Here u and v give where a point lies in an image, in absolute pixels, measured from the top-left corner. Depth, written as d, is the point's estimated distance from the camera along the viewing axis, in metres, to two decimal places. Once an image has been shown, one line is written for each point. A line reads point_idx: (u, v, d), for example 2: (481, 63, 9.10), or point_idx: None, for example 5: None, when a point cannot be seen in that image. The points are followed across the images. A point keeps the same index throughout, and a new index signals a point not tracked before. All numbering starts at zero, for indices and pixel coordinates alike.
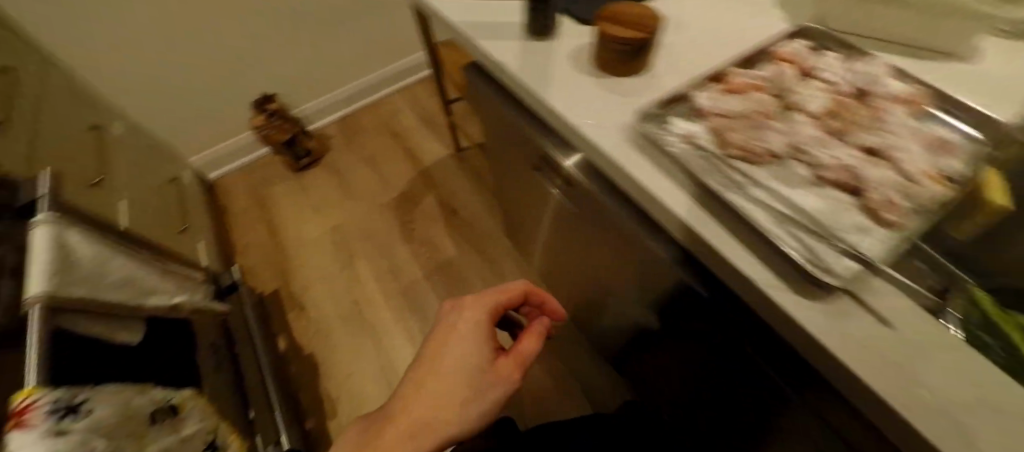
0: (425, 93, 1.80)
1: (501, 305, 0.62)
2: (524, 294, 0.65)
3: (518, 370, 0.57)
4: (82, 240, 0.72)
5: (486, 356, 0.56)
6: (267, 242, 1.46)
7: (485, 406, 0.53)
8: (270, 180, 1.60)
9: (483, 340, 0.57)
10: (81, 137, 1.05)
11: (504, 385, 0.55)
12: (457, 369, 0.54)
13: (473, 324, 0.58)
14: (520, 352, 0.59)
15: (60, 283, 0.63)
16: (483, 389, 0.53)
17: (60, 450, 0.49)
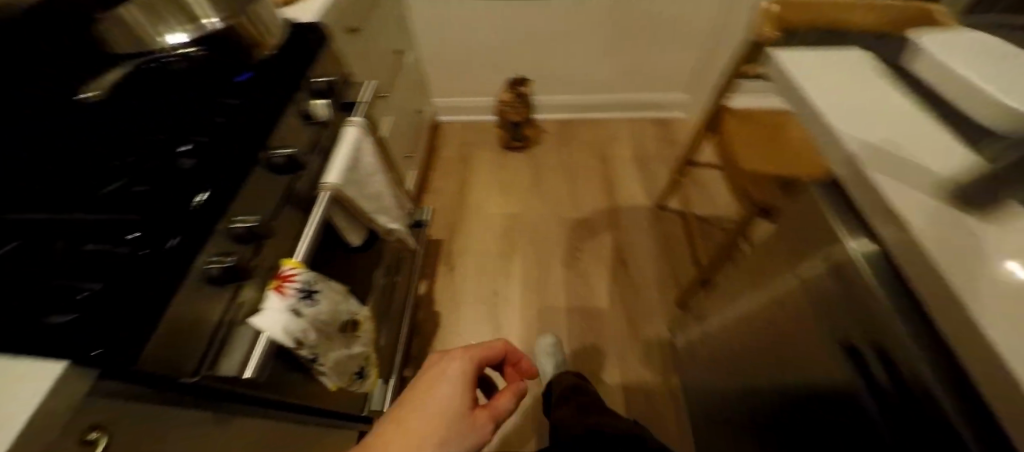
0: (652, 133, 1.71)
1: (481, 365, 0.59)
2: (502, 353, 0.65)
3: (489, 429, 0.53)
4: (370, 153, 0.83)
5: (468, 402, 0.52)
6: (452, 196, 1.58)
7: (455, 451, 0.48)
8: (480, 145, 1.73)
9: (464, 383, 0.54)
10: (389, 57, 1.27)
11: (475, 435, 0.51)
12: (439, 410, 0.50)
13: (460, 372, 0.55)
14: (494, 410, 0.56)
15: (347, 181, 0.74)
16: (458, 437, 0.49)
17: (290, 327, 0.56)
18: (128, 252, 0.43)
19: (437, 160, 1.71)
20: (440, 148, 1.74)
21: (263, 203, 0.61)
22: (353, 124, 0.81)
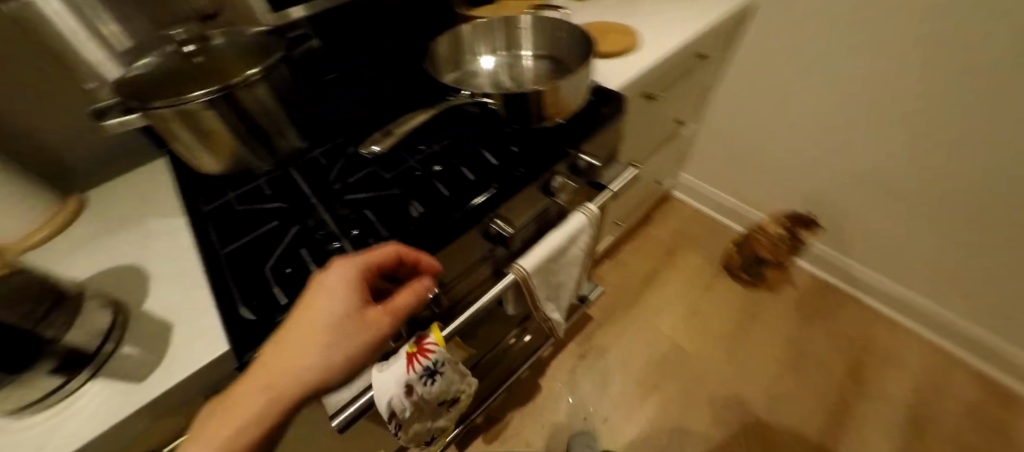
0: (960, 398, 1.09)
1: (371, 265, 0.39)
2: (397, 255, 0.41)
3: (389, 324, 0.39)
4: (582, 244, 0.70)
5: (350, 308, 0.37)
6: (632, 280, 1.37)
7: (360, 353, 0.38)
8: (698, 246, 1.44)
9: (348, 287, 0.37)
10: (667, 127, 1.09)
11: (369, 335, 0.38)
12: (308, 334, 0.35)
13: (340, 283, 0.37)
14: (394, 307, 0.40)
15: (539, 268, 0.64)
16: (348, 346, 0.37)
17: (392, 403, 0.49)
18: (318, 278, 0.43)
19: (641, 230, 1.50)
20: (653, 222, 1.52)
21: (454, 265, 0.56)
22: (582, 210, 0.68)
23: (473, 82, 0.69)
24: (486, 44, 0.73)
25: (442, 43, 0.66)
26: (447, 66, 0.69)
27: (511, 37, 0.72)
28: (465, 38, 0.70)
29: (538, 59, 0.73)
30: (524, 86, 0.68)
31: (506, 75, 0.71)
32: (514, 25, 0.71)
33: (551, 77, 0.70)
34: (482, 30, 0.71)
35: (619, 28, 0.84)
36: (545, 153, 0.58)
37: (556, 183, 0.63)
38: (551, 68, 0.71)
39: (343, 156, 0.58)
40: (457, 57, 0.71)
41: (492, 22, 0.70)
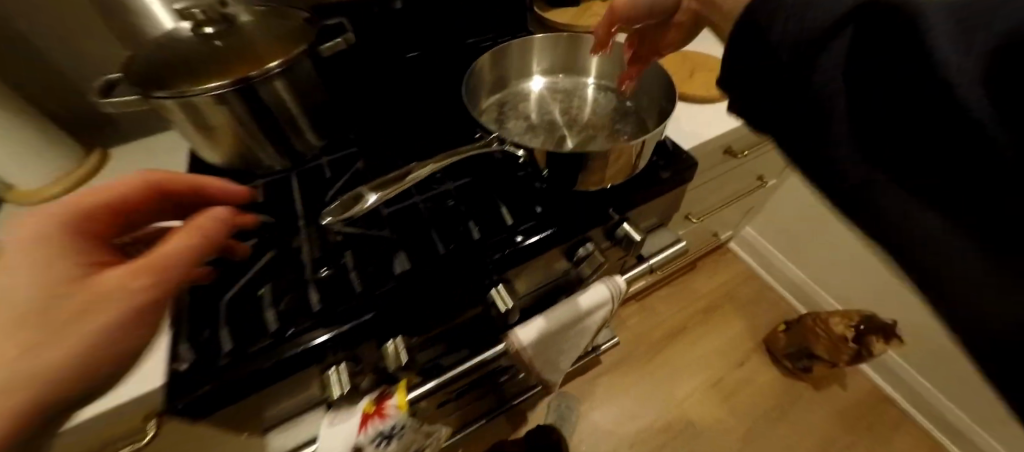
0: None
1: (100, 211, 0.29)
2: (147, 188, 0.33)
3: (161, 277, 0.27)
4: (597, 318, 0.60)
5: (69, 268, 0.26)
6: (656, 331, 1.24)
7: (113, 327, 0.26)
8: (743, 313, 1.26)
9: (63, 238, 0.26)
10: (741, 182, 0.92)
11: (118, 294, 0.26)
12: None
13: (27, 238, 0.25)
14: (161, 251, 0.28)
15: (539, 339, 0.55)
16: (74, 324, 0.25)
17: None
18: (271, 333, 0.38)
19: (682, 278, 1.34)
20: (700, 273, 1.35)
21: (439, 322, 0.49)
22: (606, 281, 0.58)
23: (518, 106, 0.58)
24: (546, 63, 0.61)
25: (493, 57, 0.56)
26: (493, 82, 0.59)
27: (578, 60, 0.61)
28: (522, 52, 0.59)
29: (603, 91, 0.61)
30: (577, 123, 0.56)
31: (559, 103, 0.59)
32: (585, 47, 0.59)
33: (613, 118, 0.57)
34: (545, 46, 0.59)
35: (718, 68, 0.69)
36: (574, 222, 0.48)
37: (581, 250, 0.52)
38: (616, 106, 0.59)
39: (353, 176, 0.52)
40: (508, 73, 0.60)
41: (560, 38, 0.59)
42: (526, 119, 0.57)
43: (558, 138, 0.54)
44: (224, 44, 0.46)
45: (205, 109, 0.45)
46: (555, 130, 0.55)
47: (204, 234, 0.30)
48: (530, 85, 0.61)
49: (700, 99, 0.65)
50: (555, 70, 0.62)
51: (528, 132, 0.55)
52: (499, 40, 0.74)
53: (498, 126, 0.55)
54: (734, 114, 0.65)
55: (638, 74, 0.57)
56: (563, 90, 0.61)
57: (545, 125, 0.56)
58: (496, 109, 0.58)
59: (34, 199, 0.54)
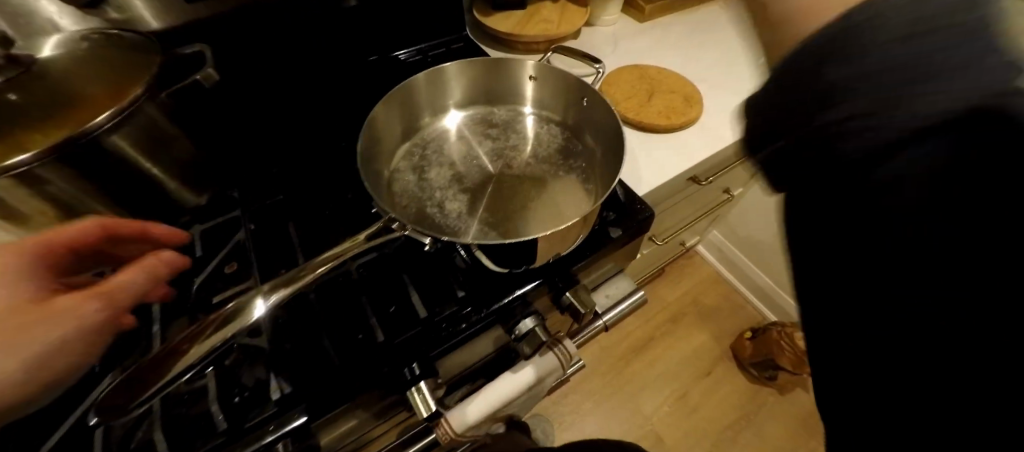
0: None
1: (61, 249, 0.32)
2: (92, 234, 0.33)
3: (113, 303, 0.29)
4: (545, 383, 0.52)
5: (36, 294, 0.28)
6: (625, 340, 1.21)
7: (72, 336, 0.27)
8: (710, 318, 1.25)
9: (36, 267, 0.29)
10: (707, 197, 0.87)
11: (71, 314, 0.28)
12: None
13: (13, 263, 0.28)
14: (116, 282, 0.30)
15: (476, 424, 0.47)
16: (35, 328, 0.27)
17: None
18: None
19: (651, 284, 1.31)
20: (668, 279, 1.33)
21: (346, 422, 0.41)
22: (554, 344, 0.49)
23: (443, 149, 0.50)
24: (462, 94, 0.52)
25: (390, 99, 0.46)
26: (403, 124, 0.50)
27: (499, 87, 0.52)
28: (429, 85, 0.50)
29: (544, 124, 0.52)
30: (511, 169, 0.47)
31: (492, 142, 0.50)
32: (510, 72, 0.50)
33: (555, 162, 0.49)
34: (456, 75, 0.50)
35: (678, 89, 0.63)
36: (494, 300, 0.41)
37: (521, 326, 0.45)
38: (559, 144, 0.50)
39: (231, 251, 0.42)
40: (416, 111, 0.50)
41: (479, 65, 0.50)
42: (450, 166, 0.48)
43: (488, 196, 0.44)
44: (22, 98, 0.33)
45: (7, 198, 0.33)
46: (487, 181, 0.46)
47: (151, 272, 0.32)
48: (446, 124, 0.52)
49: (658, 130, 0.59)
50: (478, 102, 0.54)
51: (453, 185, 0.45)
52: (428, 54, 0.64)
53: (417, 178, 0.46)
54: (695, 147, 0.58)
55: (584, 107, 0.49)
56: (489, 125, 0.52)
57: (474, 174, 0.46)
58: (408, 160, 0.48)
59: None
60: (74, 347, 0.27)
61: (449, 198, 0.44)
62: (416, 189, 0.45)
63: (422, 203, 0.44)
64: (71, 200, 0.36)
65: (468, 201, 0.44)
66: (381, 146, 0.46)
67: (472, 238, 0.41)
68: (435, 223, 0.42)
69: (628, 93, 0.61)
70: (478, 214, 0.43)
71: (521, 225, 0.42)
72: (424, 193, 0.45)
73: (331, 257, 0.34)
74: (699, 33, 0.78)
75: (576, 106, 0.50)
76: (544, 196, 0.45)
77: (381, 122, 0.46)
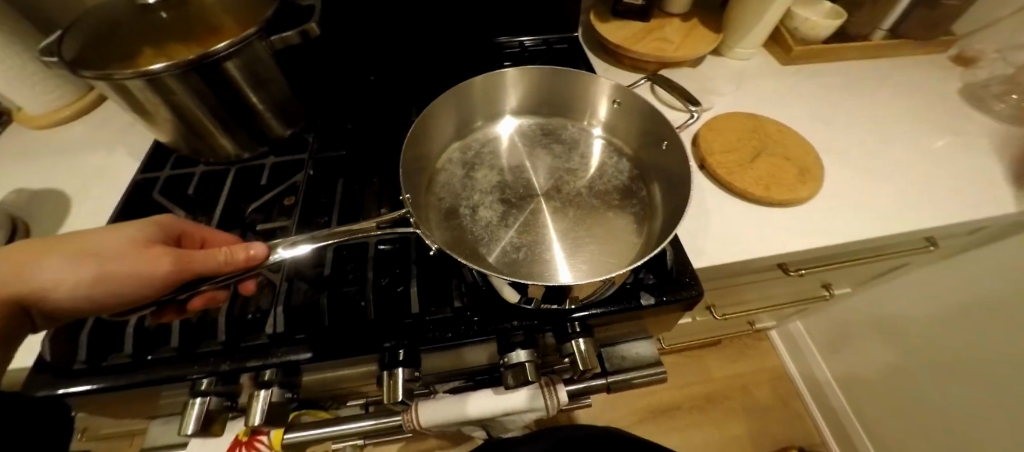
0: None
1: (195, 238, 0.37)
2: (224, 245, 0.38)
3: (177, 268, 0.31)
4: (525, 417, 0.49)
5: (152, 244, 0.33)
6: (647, 396, 1.11)
7: (130, 274, 0.30)
8: (755, 414, 1.09)
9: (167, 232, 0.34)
10: (793, 287, 0.74)
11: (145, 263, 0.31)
12: (100, 233, 0.32)
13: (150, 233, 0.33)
14: (194, 256, 0.32)
15: (440, 425, 0.47)
16: (118, 259, 0.31)
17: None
18: (128, 353, 0.35)
19: (699, 350, 1.18)
20: (720, 353, 1.18)
21: (325, 374, 0.43)
22: (545, 387, 0.45)
23: (501, 152, 0.49)
24: (522, 102, 0.52)
25: (450, 96, 0.47)
26: (462, 119, 0.50)
27: (568, 99, 0.51)
28: (490, 88, 0.50)
29: (614, 156, 0.49)
30: (560, 193, 0.44)
31: (551, 159, 0.48)
32: (579, 88, 0.49)
33: (609, 200, 0.45)
34: (518, 83, 0.50)
35: (793, 158, 0.53)
36: (498, 321, 0.40)
37: (513, 355, 0.42)
38: (621, 182, 0.46)
39: (290, 189, 0.47)
40: (475, 110, 0.50)
41: (562, 82, 0.49)
42: (499, 172, 0.47)
43: (526, 215, 0.42)
44: (170, 16, 0.46)
45: (137, 94, 0.39)
46: (529, 198, 0.44)
47: (224, 260, 0.32)
48: (499, 131, 0.52)
49: (750, 203, 0.50)
50: (545, 114, 0.53)
51: (495, 192, 0.44)
52: (530, 50, 0.63)
53: (463, 175, 0.47)
54: (789, 231, 0.48)
55: (661, 150, 0.45)
56: (549, 140, 0.51)
57: (519, 188, 0.45)
58: (460, 154, 0.49)
59: (43, 124, 0.57)
60: (131, 289, 0.30)
61: (485, 205, 0.43)
62: (458, 185, 0.45)
63: (458, 200, 0.44)
64: (183, 110, 0.42)
65: (502, 214, 0.42)
66: (434, 135, 0.47)
67: (493, 261, 0.38)
68: (463, 225, 0.41)
69: (729, 146, 0.53)
70: (509, 231, 0.41)
71: (548, 262, 0.39)
72: (464, 192, 0.45)
73: (345, 231, 0.33)
74: (850, 99, 0.66)
75: (655, 145, 0.46)
76: (584, 234, 0.41)
77: (439, 112, 0.46)
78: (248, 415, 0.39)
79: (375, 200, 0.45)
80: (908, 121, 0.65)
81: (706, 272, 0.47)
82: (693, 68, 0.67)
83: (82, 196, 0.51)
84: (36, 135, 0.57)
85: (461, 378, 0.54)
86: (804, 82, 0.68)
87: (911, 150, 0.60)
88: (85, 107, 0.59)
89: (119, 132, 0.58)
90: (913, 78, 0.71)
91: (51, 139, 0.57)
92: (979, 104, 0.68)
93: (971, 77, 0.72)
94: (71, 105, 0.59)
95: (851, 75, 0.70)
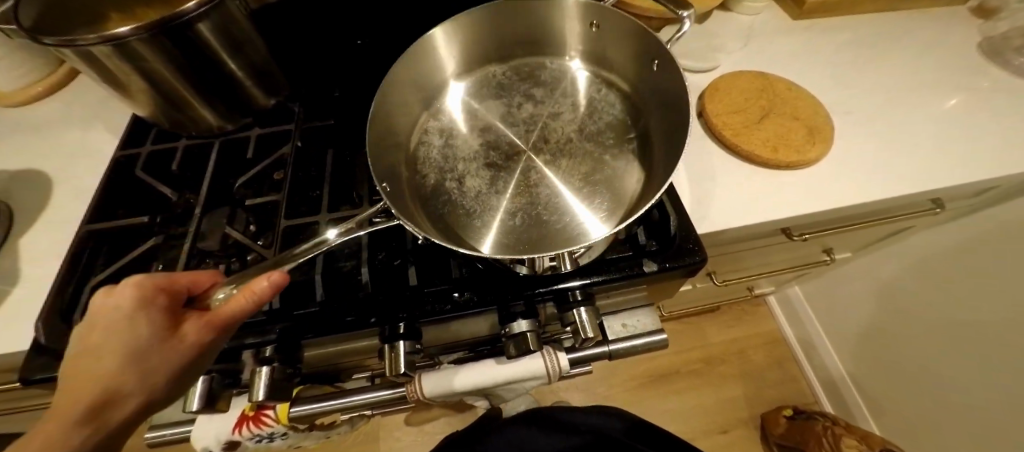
0: None
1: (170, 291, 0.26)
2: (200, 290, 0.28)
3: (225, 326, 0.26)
4: (528, 385, 0.49)
5: (152, 328, 0.24)
6: (647, 362, 1.14)
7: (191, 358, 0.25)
8: (751, 376, 1.12)
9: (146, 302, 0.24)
10: (797, 252, 0.74)
11: (187, 344, 0.25)
12: (88, 347, 0.23)
13: (136, 307, 0.24)
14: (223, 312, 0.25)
15: (443, 395, 0.47)
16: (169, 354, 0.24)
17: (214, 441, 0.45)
18: None
19: (699, 316, 1.20)
20: (719, 320, 1.20)
21: (326, 349, 0.43)
22: (546, 354, 0.45)
23: (478, 111, 0.47)
24: (467, 59, 0.48)
25: (412, 56, 0.43)
26: (436, 77, 0.47)
27: (543, 35, 0.48)
28: (458, 41, 0.46)
29: (601, 87, 0.47)
30: (549, 144, 0.43)
31: (535, 105, 0.47)
32: (557, 15, 0.46)
33: (601, 139, 0.43)
34: (481, 30, 0.46)
35: (805, 119, 0.51)
36: (499, 291, 0.39)
37: (514, 325, 0.42)
38: (613, 118, 0.45)
39: (278, 162, 0.45)
40: (443, 72, 0.48)
41: (529, 17, 0.46)
42: (480, 133, 0.45)
43: (515, 176, 0.41)
44: None
45: (106, 63, 0.36)
46: (517, 156, 0.42)
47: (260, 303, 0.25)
48: (514, 74, 0.49)
49: (759, 169, 0.48)
50: (517, 54, 0.50)
51: (479, 157, 0.43)
52: None
53: (443, 144, 0.44)
54: (793, 194, 0.47)
55: (653, 72, 0.43)
56: (527, 85, 0.48)
57: (504, 147, 0.43)
58: (435, 121, 0.46)
59: (13, 100, 0.54)
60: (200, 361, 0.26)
61: (471, 174, 0.41)
62: (439, 158, 0.43)
63: (443, 174, 0.42)
64: (157, 79, 0.39)
65: (490, 179, 0.41)
66: (405, 102, 0.45)
67: (489, 233, 0.38)
68: (451, 198, 0.40)
69: (736, 106, 0.51)
70: (500, 194, 0.40)
71: (545, 219, 0.38)
72: (447, 163, 0.43)
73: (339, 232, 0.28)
74: (861, 55, 0.63)
75: (645, 68, 0.44)
76: (578, 181, 0.40)
77: (403, 77, 0.44)
78: (252, 391, 0.39)
79: (366, 171, 0.44)
80: (922, 76, 0.62)
81: (708, 237, 0.46)
82: (699, 24, 0.63)
83: (63, 175, 0.49)
84: (4, 113, 0.54)
85: (465, 349, 0.55)
86: (815, 38, 0.64)
87: (920, 107, 0.58)
88: (55, 83, 0.56)
89: (96, 107, 0.55)
90: (929, 32, 0.68)
91: (25, 117, 0.54)
92: (997, 58, 0.65)
93: (991, 29, 0.68)
94: (41, 80, 0.55)
95: (866, 30, 0.66)
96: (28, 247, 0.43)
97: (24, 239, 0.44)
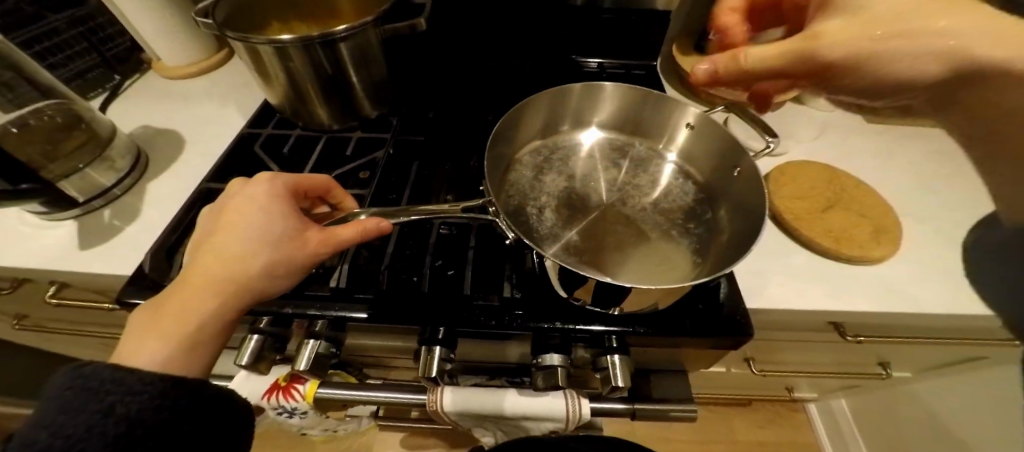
0: None
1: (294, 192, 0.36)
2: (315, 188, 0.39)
3: (327, 247, 0.34)
4: (545, 427, 0.49)
5: (281, 228, 0.33)
6: (665, 443, 1.06)
7: (300, 266, 0.33)
8: None
9: (275, 199, 0.34)
10: (849, 358, 0.69)
11: (303, 249, 0.33)
12: (233, 226, 0.32)
13: (270, 201, 0.33)
14: (329, 234, 0.34)
15: (459, 415, 0.48)
16: (286, 256, 0.32)
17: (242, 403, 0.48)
18: None
19: (728, 408, 1.11)
20: (750, 416, 1.11)
21: (368, 340, 0.46)
22: (569, 396, 0.46)
23: (569, 160, 0.51)
24: (607, 116, 0.54)
25: (544, 96, 0.50)
26: (551, 119, 0.53)
27: (648, 121, 0.52)
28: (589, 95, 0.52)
29: (681, 178, 0.50)
30: (625, 206, 0.45)
31: (618, 172, 0.50)
32: (670, 116, 0.50)
33: (672, 218, 0.45)
34: (610, 96, 0.52)
35: (873, 217, 0.50)
36: (545, 318, 0.40)
37: (547, 356, 0.42)
38: (686, 203, 0.47)
39: (368, 163, 0.51)
40: (563, 114, 0.53)
41: (651, 102, 0.51)
42: (568, 179, 0.49)
43: (589, 222, 0.43)
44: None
45: (264, 59, 0.45)
46: (595, 208, 0.45)
47: (364, 234, 0.34)
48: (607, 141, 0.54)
49: (818, 256, 0.48)
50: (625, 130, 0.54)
51: (562, 197, 0.46)
52: (607, 71, 0.64)
53: (533, 176, 0.49)
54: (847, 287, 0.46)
55: (733, 177, 0.45)
56: (618, 156, 0.52)
57: (585, 196, 0.46)
58: (533, 156, 0.51)
59: (174, 74, 0.66)
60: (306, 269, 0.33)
61: (551, 208, 0.45)
62: (527, 186, 0.47)
63: (526, 200, 0.46)
64: (294, 77, 0.47)
65: (567, 217, 0.44)
66: (518, 132, 0.50)
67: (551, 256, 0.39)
68: (529, 221, 0.43)
69: (801, 193, 0.52)
70: (573, 231, 0.42)
71: (601, 268, 0.39)
72: (533, 192, 0.47)
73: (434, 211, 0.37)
74: None
75: (729, 174, 0.46)
76: (637, 248, 0.41)
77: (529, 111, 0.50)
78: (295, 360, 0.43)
79: (443, 186, 0.48)
80: None
81: (757, 314, 0.45)
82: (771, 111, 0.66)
83: (193, 140, 0.58)
84: (163, 83, 0.66)
85: (486, 374, 0.55)
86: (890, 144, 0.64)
87: None
88: (209, 66, 0.68)
89: (232, 91, 0.66)
90: None
91: (177, 87, 0.65)
92: None
93: None
94: (199, 63, 0.67)
95: None
96: (153, 192, 0.52)
97: (151, 186, 0.52)
